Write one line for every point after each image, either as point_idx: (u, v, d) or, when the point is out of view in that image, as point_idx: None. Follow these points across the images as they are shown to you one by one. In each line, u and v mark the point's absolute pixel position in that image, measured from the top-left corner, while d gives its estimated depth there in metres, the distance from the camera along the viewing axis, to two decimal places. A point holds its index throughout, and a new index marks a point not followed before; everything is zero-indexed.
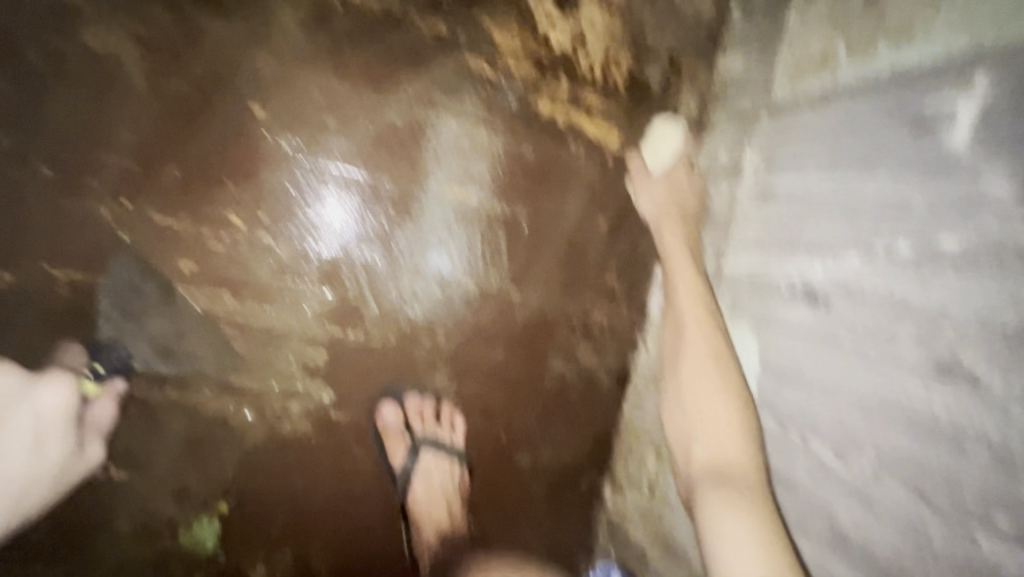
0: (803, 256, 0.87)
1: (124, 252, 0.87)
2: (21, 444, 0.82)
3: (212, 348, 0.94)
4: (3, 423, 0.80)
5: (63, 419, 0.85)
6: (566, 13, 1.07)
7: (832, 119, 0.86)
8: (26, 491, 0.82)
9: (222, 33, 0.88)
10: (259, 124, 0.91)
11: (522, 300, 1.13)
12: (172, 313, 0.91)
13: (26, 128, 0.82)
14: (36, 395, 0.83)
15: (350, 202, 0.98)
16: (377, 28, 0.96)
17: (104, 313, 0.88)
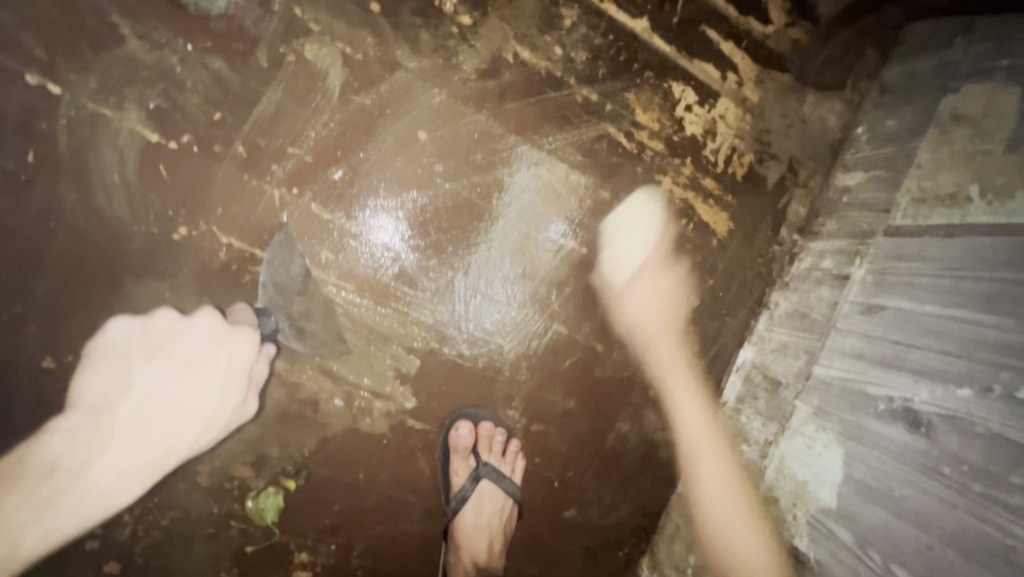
0: (907, 377, 0.88)
1: (280, 233, 0.97)
2: (214, 382, 0.84)
3: (328, 334, 1.01)
4: (207, 359, 0.84)
5: (248, 364, 0.86)
6: (704, 105, 1.16)
7: (956, 252, 0.88)
8: (207, 428, 0.83)
9: (412, 66, 1.00)
10: (420, 147, 1.02)
11: (605, 356, 1.17)
12: (305, 294, 0.99)
13: (236, 112, 0.93)
14: (232, 340, 0.86)
15: (393, 227, 1.02)
16: (538, 87, 1.07)
17: (262, 284, 0.96)
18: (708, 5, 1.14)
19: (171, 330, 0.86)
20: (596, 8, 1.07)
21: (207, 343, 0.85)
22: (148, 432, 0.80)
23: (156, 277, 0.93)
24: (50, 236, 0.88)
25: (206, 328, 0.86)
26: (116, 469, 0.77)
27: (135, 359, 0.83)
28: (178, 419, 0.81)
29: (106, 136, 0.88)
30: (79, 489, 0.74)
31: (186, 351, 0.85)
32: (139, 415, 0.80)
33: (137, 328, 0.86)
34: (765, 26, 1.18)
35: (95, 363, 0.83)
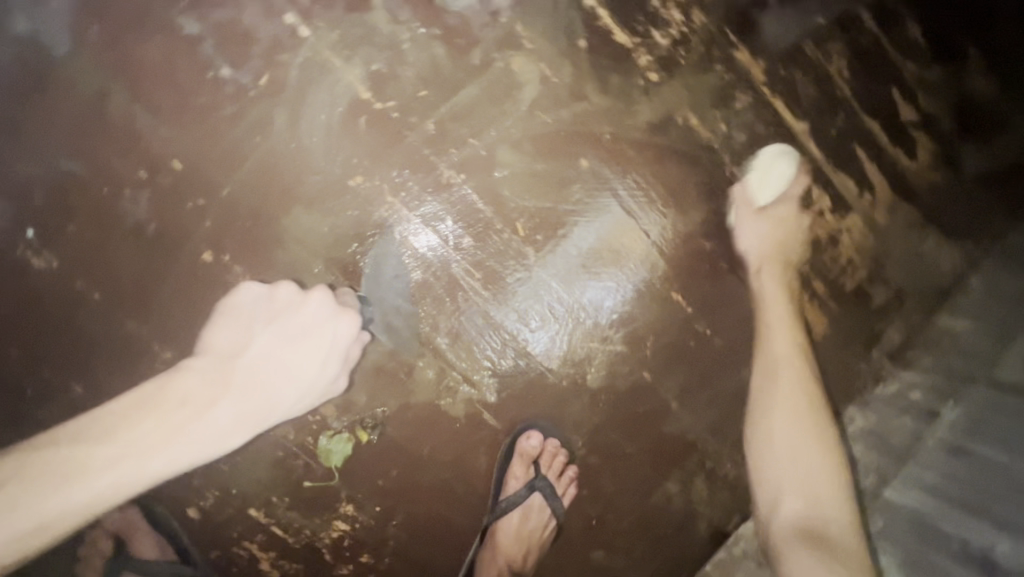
0: (981, 523, 0.97)
1: (387, 213, 1.04)
2: (321, 357, 0.99)
3: (410, 327, 1.08)
4: (316, 335, 0.99)
5: (347, 347, 1.01)
6: (836, 213, 1.23)
7: (984, 411, 1.09)
8: (307, 393, 0.99)
9: (596, 101, 1.09)
10: (579, 172, 1.11)
11: (677, 414, 1.20)
12: (399, 285, 1.06)
13: (438, 93, 1.03)
14: (337, 321, 0.99)
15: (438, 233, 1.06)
16: (696, 152, 1.15)
17: (365, 275, 1.05)
18: (865, 127, 1.21)
19: (288, 300, 0.98)
20: (767, 100, 1.16)
21: (317, 321, 0.99)
22: (262, 389, 0.96)
23: (321, 211, 1.02)
24: (250, 151, 0.98)
25: (318, 307, 0.99)
26: (231, 413, 0.93)
27: (257, 322, 0.97)
28: (287, 384, 0.97)
29: (327, 82, 0.99)
30: (198, 430, 0.91)
31: (299, 323, 0.98)
32: (255, 373, 0.96)
33: (261, 297, 0.98)
34: (910, 160, 1.24)
35: (229, 319, 0.97)
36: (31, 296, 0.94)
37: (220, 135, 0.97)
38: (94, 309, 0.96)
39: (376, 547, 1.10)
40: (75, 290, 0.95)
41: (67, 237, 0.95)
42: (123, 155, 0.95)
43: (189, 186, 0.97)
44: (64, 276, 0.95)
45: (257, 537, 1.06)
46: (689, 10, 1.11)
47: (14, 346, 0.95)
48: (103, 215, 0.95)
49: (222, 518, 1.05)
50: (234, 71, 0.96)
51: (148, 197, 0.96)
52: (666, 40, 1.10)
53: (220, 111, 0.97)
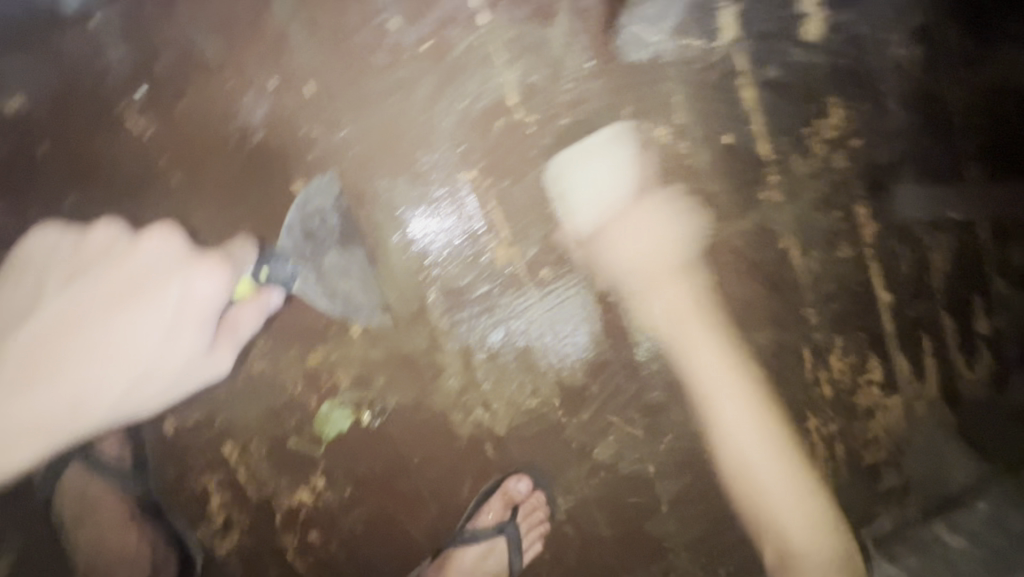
0: None
1: (329, 176, 0.96)
2: (169, 321, 0.95)
3: (368, 297, 1.01)
4: (157, 288, 0.95)
5: (208, 308, 0.96)
6: (883, 390, 1.23)
7: None
8: (154, 373, 0.96)
9: (714, 196, 1.09)
10: (672, 256, 1.10)
11: (662, 517, 1.17)
12: (345, 251, 0.98)
13: (576, 128, 1.02)
14: (192, 275, 0.95)
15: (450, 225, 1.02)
16: (785, 280, 1.15)
17: (289, 227, 0.95)
18: (939, 322, 1.22)
19: (114, 250, 0.92)
20: (866, 260, 1.17)
21: (159, 272, 0.94)
22: (87, 368, 0.94)
23: (422, 191, 1.00)
24: (381, 106, 0.96)
25: (156, 254, 0.93)
26: (44, 404, 0.93)
27: (53, 283, 0.92)
28: (119, 370, 0.95)
29: (482, 74, 0.98)
30: (25, 406, 0.93)
31: (132, 272, 0.93)
32: (75, 349, 0.94)
33: (62, 247, 0.92)
34: (968, 369, 1.24)
35: (14, 280, 0.91)
36: (109, 155, 0.90)
37: (361, 80, 0.95)
38: (167, 193, 0.92)
39: (329, 529, 1.06)
40: (157, 167, 0.91)
41: (172, 112, 0.91)
42: (262, 58, 0.92)
43: (310, 114, 0.94)
44: (152, 149, 0.91)
45: (219, 475, 1.00)
46: (830, 151, 1.12)
47: (70, 197, 0.90)
48: (217, 107, 0.92)
49: (193, 443, 0.99)
50: (401, 26, 0.95)
51: (267, 108, 0.93)
52: (799, 168, 1.11)
53: (370, 57, 0.94)
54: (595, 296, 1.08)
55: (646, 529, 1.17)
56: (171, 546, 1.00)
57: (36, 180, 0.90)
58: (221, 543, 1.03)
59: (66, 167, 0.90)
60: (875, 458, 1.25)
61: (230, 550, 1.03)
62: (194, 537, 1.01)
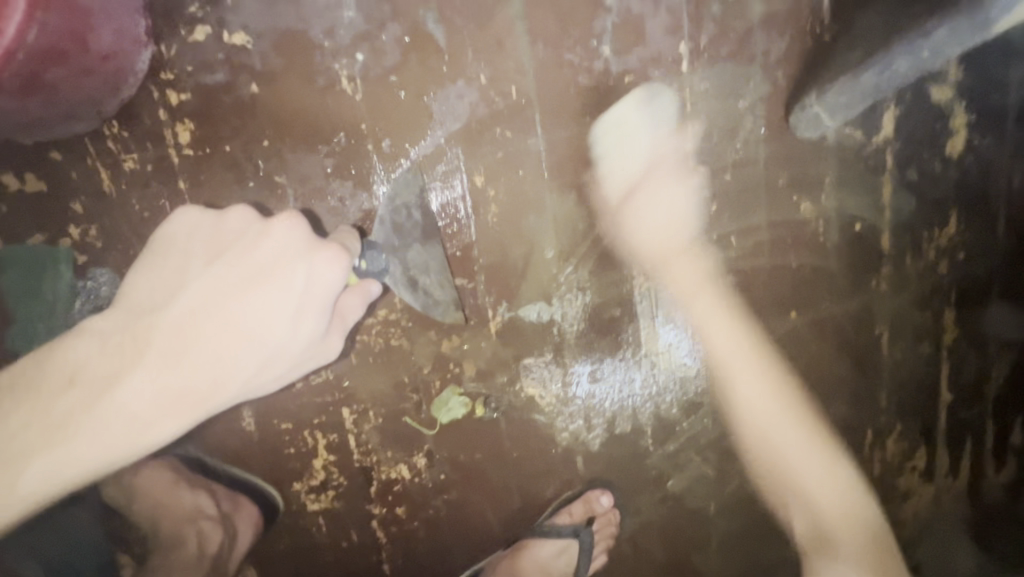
0: None
1: (409, 170, 0.95)
2: (292, 306, 0.80)
3: (445, 294, 0.98)
4: (283, 272, 0.79)
5: (324, 297, 0.79)
6: (922, 478, 1.34)
7: None
8: (275, 356, 0.83)
9: (834, 275, 1.17)
10: (786, 321, 1.17)
11: (710, 553, 1.25)
12: (427, 246, 0.95)
13: (735, 186, 1.09)
14: (314, 260, 0.77)
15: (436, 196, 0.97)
16: (869, 363, 1.24)
17: (380, 219, 0.93)
18: (983, 429, 1.35)
19: (245, 234, 0.82)
20: (941, 361, 1.28)
21: (284, 258, 0.79)
22: (199, 356, 0.81)
23: (588, 212, 1.04)
24: (573, 124, 1.00)
25: (284, 238, 0.80)
26: (152, 395, 0.82)
27: (195, 262, 0.82)
28: (246, 353, 0.82)
29: (669, 117, 1.03)
30: (147, 398, 0.82)
31: (257, 257, 0.80)
32: (189, 334, 0.81)
33: (206, 224, 0.85)
34: (994, 475, 1.38)
35: (156, 261, 0.85)
36: (317, 110, 0.91)
37: (563, 96, 0.98)
38: (360, 160, 0.94)
39: (417, 506, 1.09)
40: (355, 131, 0.93)
41: (383, 83, 0.92)
42: (480, 53, 0.94)
43: (509, 116, 0.97)
44: (355, 113, 0.92)
45: (331, 435, 1.02)
46: (942, 257, 1.22)
47: (268, 138, 0.91)
48: (427, 88, 0.93)
49: (315, 401, 1.01)
50: (612, 54, 0.99)
51: (472, 101, 0.95)
52: (911, 265, 1.20)
53: (577, 75, 0.98)
54: (705, 343, 1.15)
55: (693, 561, 1.25)
56: (233, 488, 1.01)
57: (240, 115, 0.90)
58: (313, 500, 1.05)
59: (271, 108, 0.90)
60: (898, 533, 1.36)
61: (321, 508, 1.05)
62: (244, 475, 1.01)
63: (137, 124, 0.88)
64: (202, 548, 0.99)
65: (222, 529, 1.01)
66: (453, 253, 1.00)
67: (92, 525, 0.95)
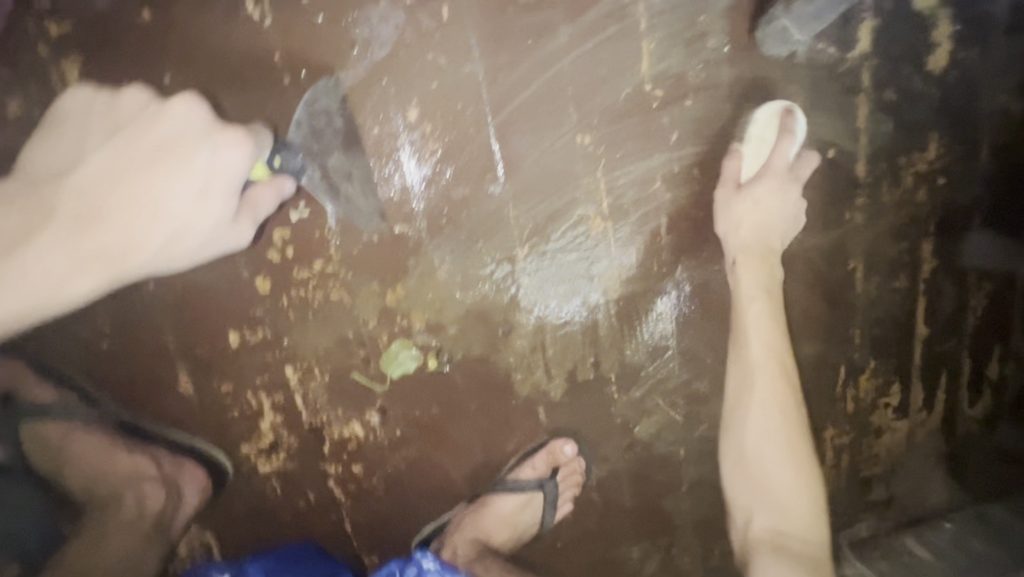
0: None
1: (332, 79, 0.86)
2: (192, 187, 0.78)
3: (370, 204, 0.92)
4: (183, 152, 0.77)
5: (231, 181, 0.78)
6: (895, 415, 1.32)
7: None
8: (181, 236, 0.83)
9: (806, 207, 1.11)
10: (754, 258, 1.11)
11: (680, 498, 1.23)
12: (349, 153, 0.88)
13: (697, 112, 1.00)
14: (217, 143, 0.77)
15: (374, 138, 0.89)
16: (841, 300, 1.20)
17: (297, 121, 0.85)
18: (960, 362, 1.31)
19: (144, 111, 0.78)
20: (917, 294, 1.23)
21: (186, 133, 0.77)
22: (103, 223, 0.79)
23: (537, 145, 0.95)
24: (515, 47, 0.91)
25: (185, 118, 0.77)
26: (57, 261, 0.80)
27: (92, 133, 0.79)
28: (148, 227, 0.80)
29: (621, 35, 0.94)
30: (60, 256, 0.80)
31: (157, 135, 0.78)
32: (88, 202, 0.78)
33: (99, 104, 0.80)
34: (970, 408, 1.36)
35: (57, 132, 0.80)
36: (226, 39, 0.83)
37: (501, 15, 0.89)
38: (281, 96, 0.85)
39: (374, 463, 1.06)
40: (269, 62, 0.84)
41: (299, 8, 0.84)
42: None
43: (442, 39, 0.88)
44: (267, 42, 0.84)
45: (276, 396, 0.98)
46: (920, 184, 1.15)
47: (170, 74, 0.83)
48: (345, 10, 0.85)
49: (255, 361, 0.96)
50: None
51: (397, 23, 0.87)
52: (888, 194, 1.14)
53: None
54: (669, 284, 1.09)
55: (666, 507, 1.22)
56: (176, 453, 0.97)
57: (139, 49, 0.82)
58: (264, 462, 1.01)
59: (174, 41, 0.83)
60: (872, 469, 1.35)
61: (272, 469, 1.02)
62: (188, 441, 0.97)
63: (20, 62, 0.81)
64: (141, 511, 0.93)
65: (164, 493, 0.94)
66: (391, 196, 0.93)
67: (31, 494, 0.91)
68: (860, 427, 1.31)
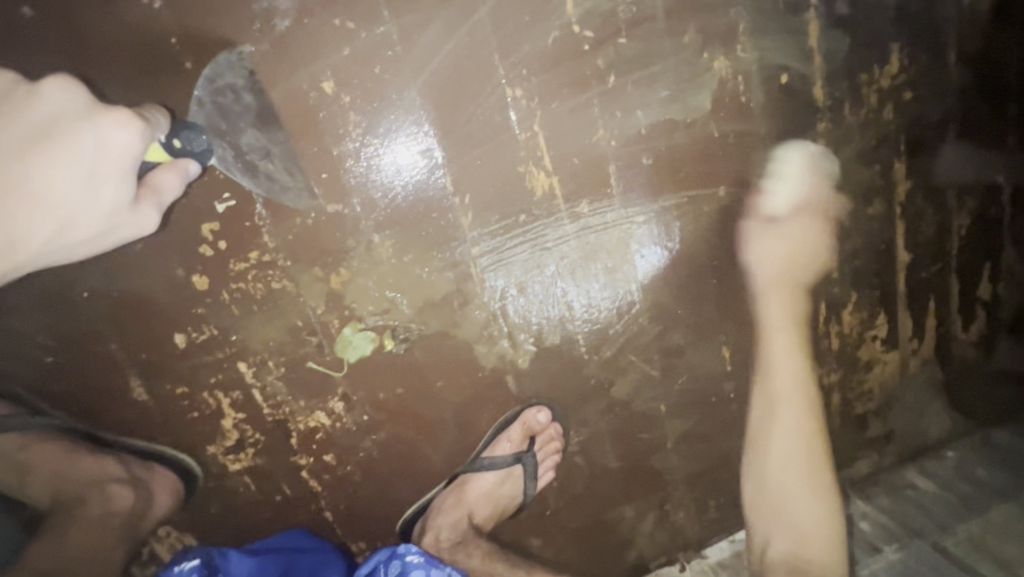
0: None
1: (234, 52, 0.82)
2: (83, 171, 0.78)
3: (297, 180, 0.88)
4: (71, 136, 0.78)
5: (122, 163, 0.78)
6: (886, 346, 1.27)
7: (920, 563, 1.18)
8: (74, 225, 0.81)
9: (763, 139, 1.05)
10: (713, 199, 1.07)
11: (667, 454, 1.20)
12: (264, 129, 0.86)
13: (634, 51, 0.95)
14: (102, 124, 0.76)
15: (292, 114, 0.86)
16: (812, 232, 1.15)
17: (197, 99, 0.83)
18: (948, 285, 1.26)
19: (23, 94, 0.78)
20: (895, 219, 1.17)
21: (69, 116, 0.77)
22: None
23: (466, 102, 0.91)
24: (428, 2, 0.86)
25: (66, 100, 0.77)
26: None
27: None
28: (39, 215, 0.80)
29: None
30: None
31: (40, 117, 0.77)
32: None
33: None
34: (963, 331, 1.31)
35: None
36: (121, 30, 0.80)
37: None
38: (187, 85, 0.82)
39: (346, 451, 1.04)
40: (168, 49, 0.81)
41: None
42: None
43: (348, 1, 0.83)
44: (163, 27, 0.80)
45: (233, 393, 0.96)
46: (885, 100, 1.08)
47: (70, 69, 0.80)
48: None
49: (206, 360, 0.94)
50: None
51: None
52: (851, 115, 1.07)
53: None
54: (626, 236, 1.05)
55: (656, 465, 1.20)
56: (140, 456, 0.96)
57: (31, 48, 0.79)
58: (233, 460, 1.00)
59: (65, 37, 0.80)
60: (869, 405, 1.30)
61: (243, 467, 1.01)
62: (148, 446, 0.96)
63: None
64: (110, 509, 0.95)
65: (134, 492, 0.96)
66: (321, 175, 0.89)
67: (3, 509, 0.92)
68: (852, 363, 1.25)
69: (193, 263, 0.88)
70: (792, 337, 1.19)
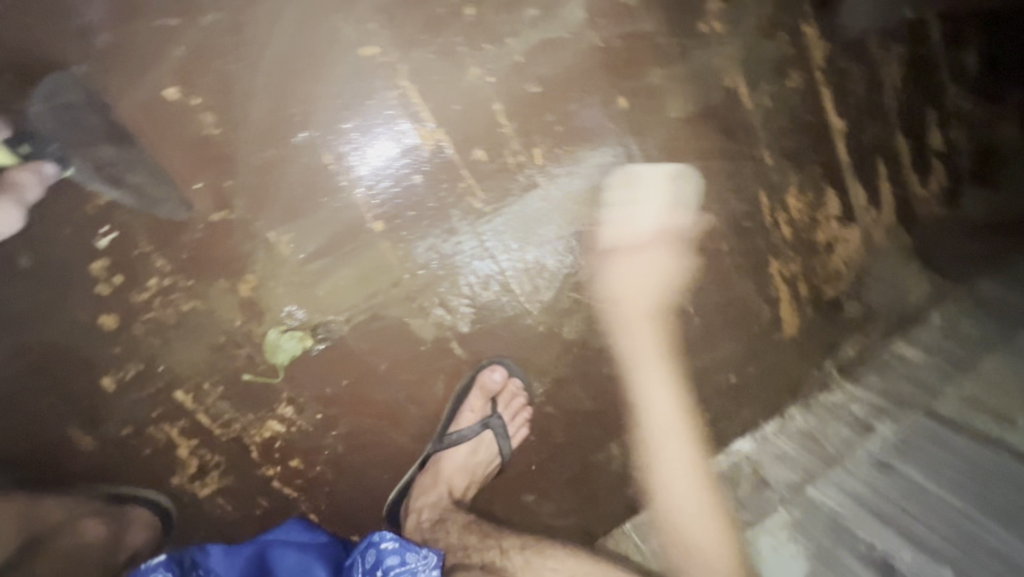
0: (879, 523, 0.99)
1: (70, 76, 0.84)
2: None
3: (161, 190, 0.87)
4: None
5: None
6: (845, 222, 1.20)
7: (924, 426, 1.06)
8: None
9: (645, 39, 1.03)
10: (614, 113, 1.02)
11: (640, 385, 1.13)
12: (117, 144, 0.85)
13: None
14: None
15: (155, 128, 0.86)
16: (730, 122, 1.09)
17: (35, 113, 0.83)
18: (895, 143, 1.19)
19: None
20: (813, 88, 1.12)
21: None
22: None
23: (313, 72, 0.89)
24: None
25: None
26: None
27: None
28: None
29: None
30: None
31: None
32: None
33: None
34: (926, 186, 1.23)
35: None
36: None
37: None
38: (43, 129, 0.83)
39: (309, 456, 1.02)
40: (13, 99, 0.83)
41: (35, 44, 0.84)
42: None
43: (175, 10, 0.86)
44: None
45: (179, 421, 0.96)
46: None
47: None
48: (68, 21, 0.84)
49: (139, 396, 0.93)
50: None
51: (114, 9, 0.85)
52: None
53: None
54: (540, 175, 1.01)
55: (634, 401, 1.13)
56: (108, 503, 0.94)
57: None
58: (201, 486, 0.99)
59: None
60: (846, 285, 1.21)
61: (213, 490, 0.99)
62: (116, 489, 0.95)
63: None
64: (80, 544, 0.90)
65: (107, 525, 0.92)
66: (197, 185, 0.88)
67: None
68: (812, 246, 1.18)
69: (84, 298, 0.88)
70: (739, 235, 1.13)
